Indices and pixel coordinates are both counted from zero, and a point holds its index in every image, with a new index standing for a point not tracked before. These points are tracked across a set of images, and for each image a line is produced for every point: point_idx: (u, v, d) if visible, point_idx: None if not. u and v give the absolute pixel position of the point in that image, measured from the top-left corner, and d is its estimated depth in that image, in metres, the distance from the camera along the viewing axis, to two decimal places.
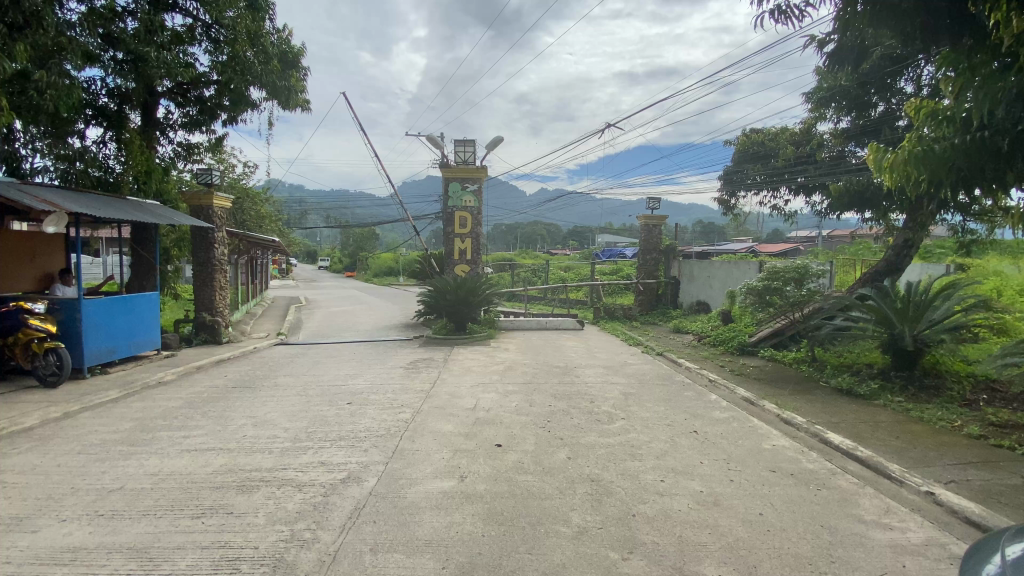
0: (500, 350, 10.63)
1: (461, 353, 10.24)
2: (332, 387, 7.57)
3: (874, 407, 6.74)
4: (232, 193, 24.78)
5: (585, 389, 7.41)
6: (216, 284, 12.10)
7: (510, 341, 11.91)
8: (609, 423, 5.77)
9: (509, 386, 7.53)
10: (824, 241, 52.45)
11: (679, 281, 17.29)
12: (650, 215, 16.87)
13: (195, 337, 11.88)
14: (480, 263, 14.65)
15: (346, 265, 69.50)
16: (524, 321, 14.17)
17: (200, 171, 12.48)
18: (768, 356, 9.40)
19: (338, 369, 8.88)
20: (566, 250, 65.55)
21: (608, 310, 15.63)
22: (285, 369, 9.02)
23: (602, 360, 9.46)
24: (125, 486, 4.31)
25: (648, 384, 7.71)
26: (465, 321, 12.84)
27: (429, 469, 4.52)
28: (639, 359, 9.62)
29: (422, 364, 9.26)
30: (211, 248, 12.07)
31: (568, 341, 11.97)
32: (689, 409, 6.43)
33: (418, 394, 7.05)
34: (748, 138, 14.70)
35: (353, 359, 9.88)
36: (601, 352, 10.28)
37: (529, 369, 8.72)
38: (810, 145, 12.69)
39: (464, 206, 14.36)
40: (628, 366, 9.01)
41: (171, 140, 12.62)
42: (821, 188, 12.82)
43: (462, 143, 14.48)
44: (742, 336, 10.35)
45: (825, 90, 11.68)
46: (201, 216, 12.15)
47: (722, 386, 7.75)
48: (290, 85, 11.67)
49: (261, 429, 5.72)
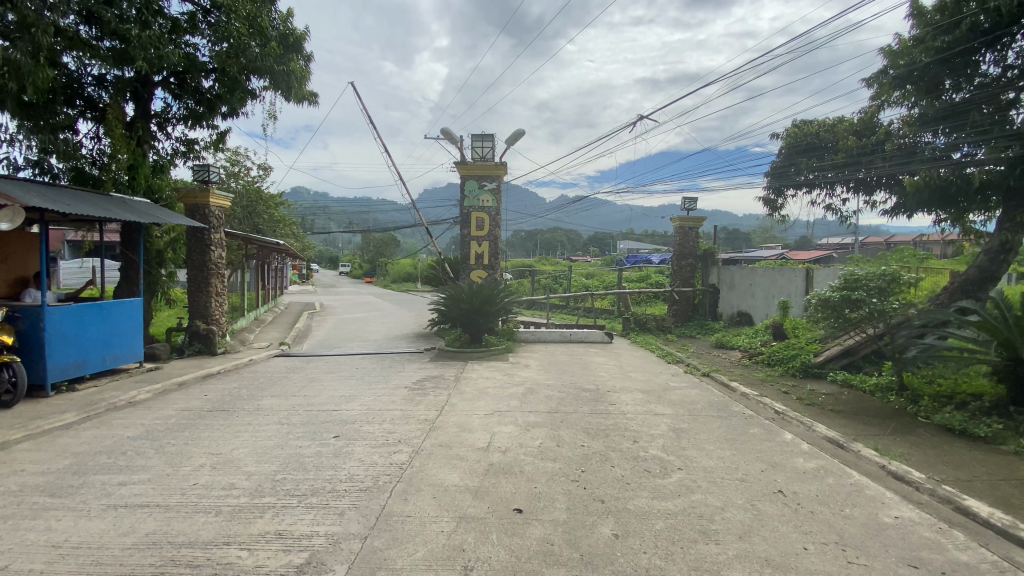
0: (520, 367, 9.31)
1: (475, 371, 8.95)
2: (320, 413, 6.41)
3: (1004, 456, 5.16)
4: (246, 197, 24.16)
5: (625, 422, 6.03)
6: (211, 289, 11.21)
7: (530, 356, 10.58)
8: (663, 478, 4.42)
9: (530, 416, 6.24)
10: (862, 248, 49.71)
11: (717, 290, 15.79)
12: (686, 217, 15.40)
13: (188, 347, 10.84)
14: (498, 268, 13.41)
15: (364, 271, 69.22)
16: (547, 332, 12.86)
17: (198, 168, 11.56)
18: (841, 381, 7.85)
19: (333, 390, 7.71)
20: (587, 256, 63.81)
21: (639, 320, 14.14)
22: (273, 388, 7.87)
23: (641, 383, 8.03)
24: (7, 566, 3.17)
25: (701, 417, 6.30)
26: (481, 332, 11.60)
27: (420, 552, 3.24)
28: (683, 383, 8.17)
29: (430, 384, 8.00)
30: (206, 250, 11.17)
31: (596, 356, 10.61)
32: (763, 456, 5.02)
33: (421, 425, 5.82)
34: (799, 129, 13.19)
35: (352, 377, 8.69)
36: (636, 372, 8.90)
37: (553, 393, 7.39)
38: (876, 135, 11.06)
39: (481, 206, 13.13)
40: (672, 392, 7.59)
41: (170, 135, 11.83)
42: (890, 185, 11.15)
43: (480, 138, 13.27)
44: (806, 354, 8.83)
45: (895, 71, 10.15)
46: (196, 215, 11.24)
47: (795, 421, 6.27)
48: (289, 70, 10.42)
49: (220, 475, 4.56)
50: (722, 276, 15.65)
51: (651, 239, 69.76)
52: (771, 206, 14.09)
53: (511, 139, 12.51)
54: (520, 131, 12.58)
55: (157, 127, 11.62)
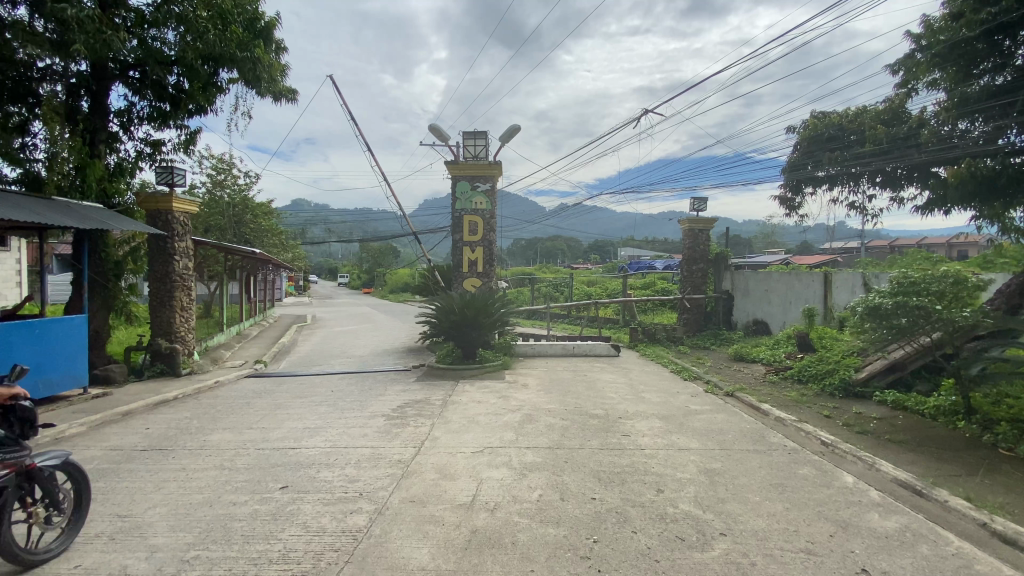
0: (517, 388, 8.16)
1: (466, 393, 7.84)
2: (274, 454, 5.30)
3: None
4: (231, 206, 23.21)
5: (643, 462, 4.92)
6: (174, 304, 10.09)
7: (529, 373, 9.44)
8: (704, 552, 3.31)
9: (528, 455, 5.12)
10: (871, 252, 48.49)
11: (731, 297, 14.70)
12: (695, 218, 14.36)
13: (148, 368, 9.67)
14: (493, 276, 12.34)
15: (362, 282, 68.11)
16: (548, 345, 11.73)
17: (161, 171, 10.49)
18: (892, 402, 6.78)
19: (298, 421, 6.60)
20: (588, 264, 62.75)
21: (648, 331, 12.98)
22: (229, 419, 6.74)
23: (657, 407, 6.89)
24: None
25: (736, 453, 5.19)
26: (475, 347, 10.50)
27: None
28: (707, 406, 7.04)
29: (412, 411, 6.87)
30: (169, 261, 10.07)
31: (603, 372, 9.49)
32: (829, 513, 3.91)
33: (391, 473, 4.71)
34: (818, 120, 12.12)
35: (324, 403, 7.54)
36: (649, 392, 7.79)
37: (556, 422, 6.27)
38: (909, 124, 10.16)
39: (474, 209, 12.09)
40: (695, 418, 6.46)
41: (134, 136, 10.83)
42: (924, 178, 10.35)
43: (472, 135, 12.25)
44: (845, 371, 7.71)
45: (928, 50, 9.14)
46: (158, 222, 10.12)
47: (851, 458, 5.18)
48: (253, 57, 9.12)
49: (116, 552, 3.45)
50: (736, 282, 14.56)
51: (652, 246, 68.67)
52: (789, 206, 13.02)
53: (506, 135, 11.50)
54: (516, 126, 11.59)
55: (118, 126, 10.62)
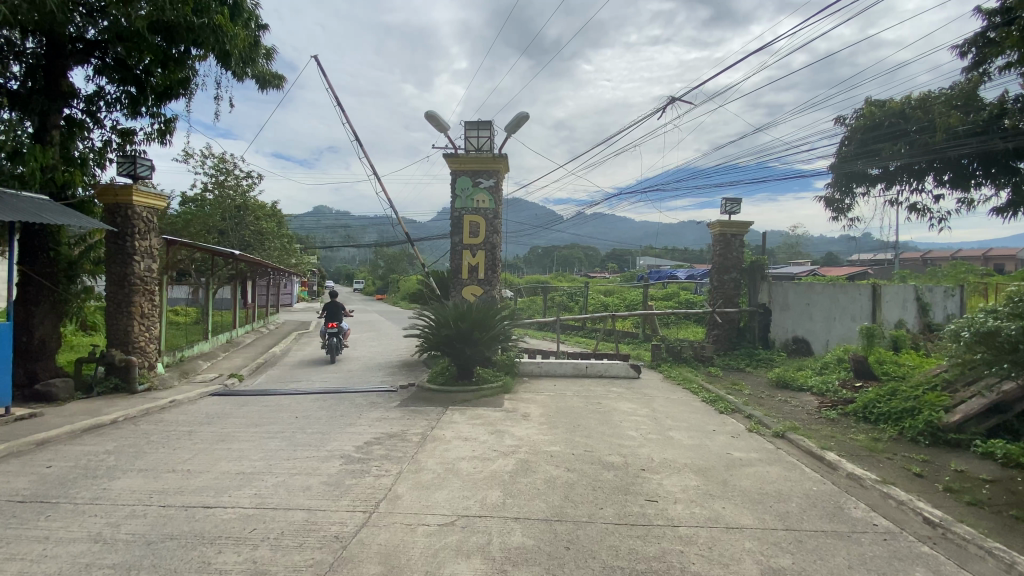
0: (514, 419, 6.71)
1: (453, 426, 6.42)
2: (176, 520, 3.95)
3: None
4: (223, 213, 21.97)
5: (678, 554, 3.43)
6: (133, 310, 8.92)
7: (532, 399, 7.97)
8: None
9: (515, 535, 3.66)
10: (908, 263, 45.41)
11: (768, 311, 13.00)
12: (727, 222, 12.78)
13: (100, 383, 8.54)
14: (497, 283, 10.95)
15: (376, 289, 67.34)
16: (557, 363, 10.23)
17: (124, 160, 9.40)
18: (1003, 457, 5.14)
19: (235, 462, 5.26)
20: (605, 273, 60.74)
21: (673, 348, 11.35)
22: (155, 456, 5.46)
23: (692, 457, 5.38)
24: None
25: (810, 541, 3.66)
26: (472, 366, 9.07)
27: None
28: (755, 455, 5.52)
29: (380, 452, 5.49)
30: (129, 262, 8.91)
31: (621, 400, 7.96)
32: None
33: (315, 564, 3.29)
34: (875, 108, 10.29)
35: (280, 435, 6.21)
36: (679, 431, 6.26)
37: (560, 475, 4.81)
38: (989, 109, 8.46)
39: (475, 207, 10.73)
40: (742, 476, 4.96)
41: (102, 124, 9.88)
42: (1004, 175, 8.98)
43: (474, 125, 10.90)
44: (930, 411, 6.05)
45: (1016, 18, 7.53)
46: (116, 218, 8.90)
47: (977, 551, 3.62)
48: (211, 24, 7.94)
49: None
50: (774, 294, 12.90)
51: (671, 255, 66.41)
52: (838, 208, 11.35)
53: (513, 125, 10.15)
54: (524, 113, 10.22)
55: (83, 113, 9.63)
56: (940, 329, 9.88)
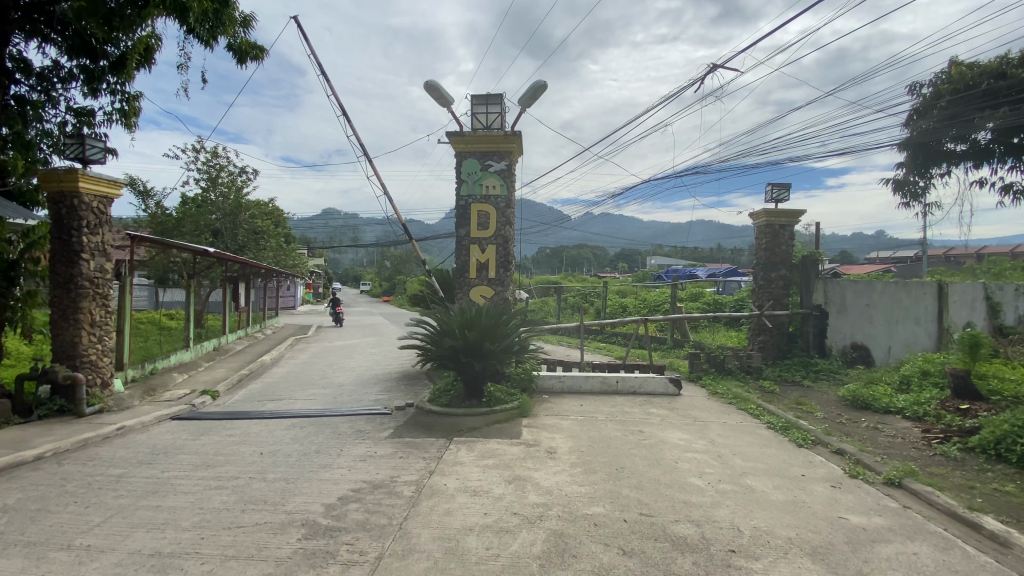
0: (536, 460, 5.17)
1: (458, 471, 4.88)
2: None
3: None
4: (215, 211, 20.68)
5: None
6: (80, 319, 7.49)
7: (556, 427, 6.40)
8: None
9: None
10: (933, 260, 43.26)
11: (824, 313, 11.31)
12: (776, 210, 11.24)
13: (41, 406, 7.11)
14: (510, 283, 9.40)
15: (382, 291, 66.09)
16: (581, 377, 8.65)
17: (72, 140, 7.96)
18: None
19: (156, 535, 3.75)
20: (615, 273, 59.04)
21: (715, 358, 9.68)
22: (55, 524, 3.96)
23: (796, 527, 3.79)
24: None
25: None
26: (482, 384, 7.55)
27: None
28: (880, 523, 3.93)
29: (358, 518, 3.96)
30: (75, 261, 7.49)
31: (667, 427, 6.38)
32: None
33: None
34: (964, 71, 8.66)
35: (233, 484, 4.70)
36: (760, 482, 4.66)
37: (616, 566, 3.24)
38: None
39: (484, 195, 9.23)
40: (883, 562, 3.37)
41: (52, 102, 8.48)
42: None
43: (484, 100, 9.37)
44: None
45: None
46: (59, 209, 7.45)
47: None
48: None
49: None
50: (831, 294, 11.18)
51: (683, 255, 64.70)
52: (909, 193, 9.73)
53: (529, 96, 8.65)
54: (542, 83, 8.74)
55: (31, 88, 8.23)
56: (1016, 333, 8.27)
